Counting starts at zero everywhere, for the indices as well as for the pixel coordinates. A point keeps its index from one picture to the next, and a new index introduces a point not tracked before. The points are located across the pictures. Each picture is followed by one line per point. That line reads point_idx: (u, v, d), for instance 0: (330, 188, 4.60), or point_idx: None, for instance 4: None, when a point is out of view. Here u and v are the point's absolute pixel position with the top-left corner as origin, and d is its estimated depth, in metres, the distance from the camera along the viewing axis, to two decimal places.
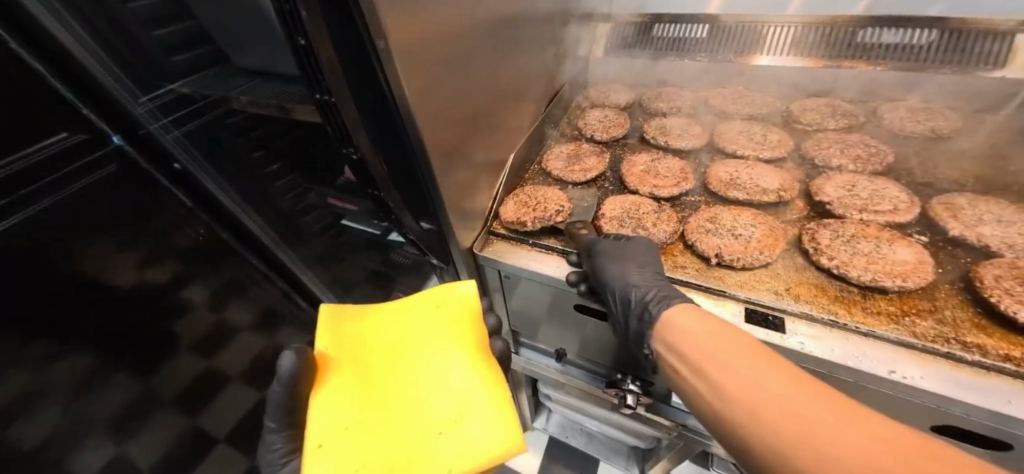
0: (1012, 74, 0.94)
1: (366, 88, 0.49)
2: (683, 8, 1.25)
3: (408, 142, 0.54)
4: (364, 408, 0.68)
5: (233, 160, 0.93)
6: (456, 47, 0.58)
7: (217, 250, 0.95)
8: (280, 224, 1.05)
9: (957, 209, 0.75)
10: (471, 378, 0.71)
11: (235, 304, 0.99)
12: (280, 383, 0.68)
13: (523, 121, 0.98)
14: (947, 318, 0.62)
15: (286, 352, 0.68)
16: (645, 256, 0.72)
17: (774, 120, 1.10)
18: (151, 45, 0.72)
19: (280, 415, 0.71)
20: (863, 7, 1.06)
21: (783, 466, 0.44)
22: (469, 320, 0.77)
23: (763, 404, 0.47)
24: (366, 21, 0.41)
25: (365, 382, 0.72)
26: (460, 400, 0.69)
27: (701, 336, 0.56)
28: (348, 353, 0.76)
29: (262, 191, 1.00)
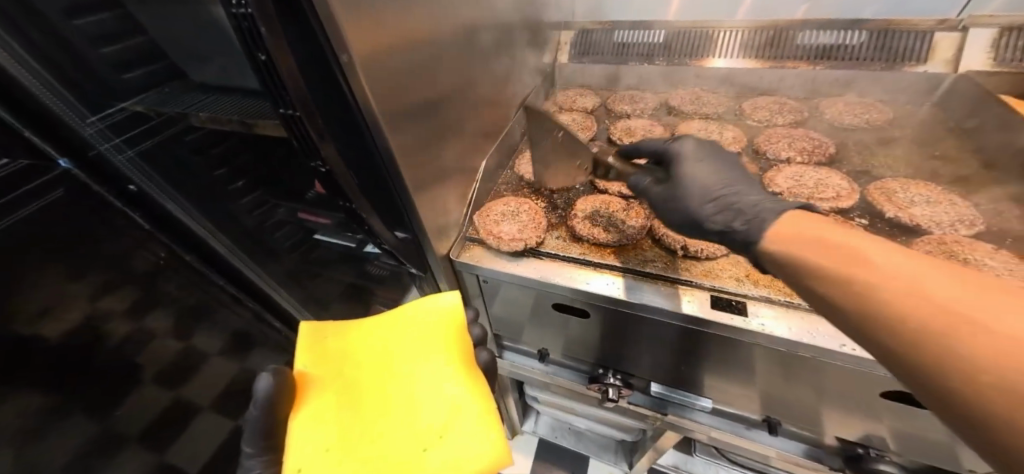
0: (933, 69, 1.04)
1: (331, 98, 0.51)
2: (643, 14, 1.33)
3: (375, 151, 0.57)
4: (352, 425, 0.70)
5: (191, 179, 0.89)
6: (418, 59, 0.60)
7: (177, 271, 0.95)
8: (248, 241, 1.05)
9: (891, 193, 0.82)
10: (457, 389, 0.73)
11: (202, 332, 1.01)
12: (257, 405, 0.69)
13: (493, 127, 1.01)
14: None
15: (262, 374, 0.69)
16: (703, 170, 0.70)
17: (729, 118, 1.17)
18: (98, 63, 0.67)
19: (257, 439, 0.70)
20: (802, 11, 1.17)
21: (917, 351, 0.39)
22: (452, 331, 0.79)
23: (914, 293, 0.40)
24: (329, 35, 0.43)
25: (352, 399, 0.73)
26: (446, 411, 0.71)
27: (829, 235, 0.49)
28: (332, 370, 0.77)
29: (226, 209, 0.97)
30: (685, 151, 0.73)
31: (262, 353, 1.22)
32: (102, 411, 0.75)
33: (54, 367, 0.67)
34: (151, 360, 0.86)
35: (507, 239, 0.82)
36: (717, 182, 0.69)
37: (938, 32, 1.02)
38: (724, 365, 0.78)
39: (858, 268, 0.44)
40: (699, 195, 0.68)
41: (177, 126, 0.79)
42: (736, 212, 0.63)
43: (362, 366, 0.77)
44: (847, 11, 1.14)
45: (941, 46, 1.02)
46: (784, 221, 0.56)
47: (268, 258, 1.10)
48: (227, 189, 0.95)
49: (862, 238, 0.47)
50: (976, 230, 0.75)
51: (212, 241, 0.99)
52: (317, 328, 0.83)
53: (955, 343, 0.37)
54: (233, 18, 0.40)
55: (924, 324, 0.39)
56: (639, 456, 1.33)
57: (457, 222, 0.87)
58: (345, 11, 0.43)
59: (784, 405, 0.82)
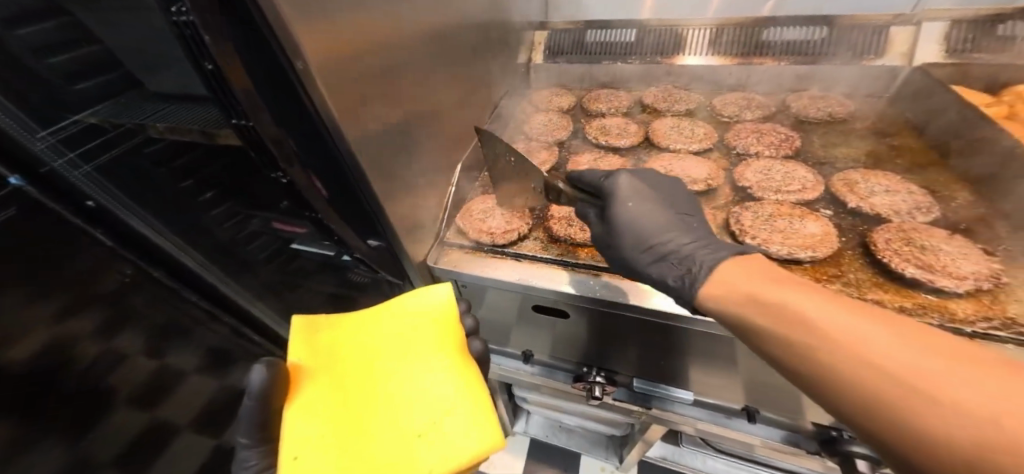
0: (890, 61, 1.08)
1: (291, 108, 0.50)
2: (615, 13, 1.34)
3: (342, 160, 0.56)
4: (344, 418, 0.67)
5: (149, 189, 0.83)
6: (380, 62, 0.59)
7: (143, 289, 0.89)
8: (221, 254, 1.00)
9: (853, 184, 0.85)
10: (450, 382, 0.70)
11: (177, 350, 0.97)
12: (252, 397, 0.67)
13: (467, 130, 1.00)
14: (852, 280, 0.69)
15: (257, 366, 0.66)
16: (642, 213, 0.69)
17: (701, 114, 1.19)
18: (49, 74, 0.63)
19: (252, 430, 0.70)
20: (768, 8, 1.20)
21: (883, 413, 0.39)
22: (447, 323, 0.76)
23: (829, 341, 0.43)
24: (282, 44, 0.42)
25: (343, 392, 0.70)
26: (439, 405, 0.67)
27: (761, 290, 0.49)
28: (324, 363, 0.73)
29: (193, 223, 0.91)
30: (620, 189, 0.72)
31: (243, 367, 1.18)
32: (72, 437, 0.72)
33: (16, 396, 0.63)
34: (123, 382, 0.82)
35: (498, 234, 0.85)
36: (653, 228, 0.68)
37: (892, 26, 1.06)
38: (703, 358, 0.80)
39: (804, 332, 0.44)
40: (633, 243, 0.67)
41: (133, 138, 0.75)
42: (673, 263, 0.63)
43: (354, 360, 0.73)
44: (810, 7, 1.17)
45: (895, 40, 1.07)
46: (722, 278, 0.55)
47: (242, 271, 1.06)
48: (196, 200, 0.88)
49: (773, 287, 0.49)
50: (932, 217, 0.78)
51: (181, 257, 0.95)
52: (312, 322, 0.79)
53: (917, 416, 0.37)
54: (175, 26, 0.40)
55: (881, 397, 0.39)
56: (628, 449, 1.34)
57: (434, 227, 0.86)
58: (296, 15, 0.42)
59: (764, 392, 0.83)
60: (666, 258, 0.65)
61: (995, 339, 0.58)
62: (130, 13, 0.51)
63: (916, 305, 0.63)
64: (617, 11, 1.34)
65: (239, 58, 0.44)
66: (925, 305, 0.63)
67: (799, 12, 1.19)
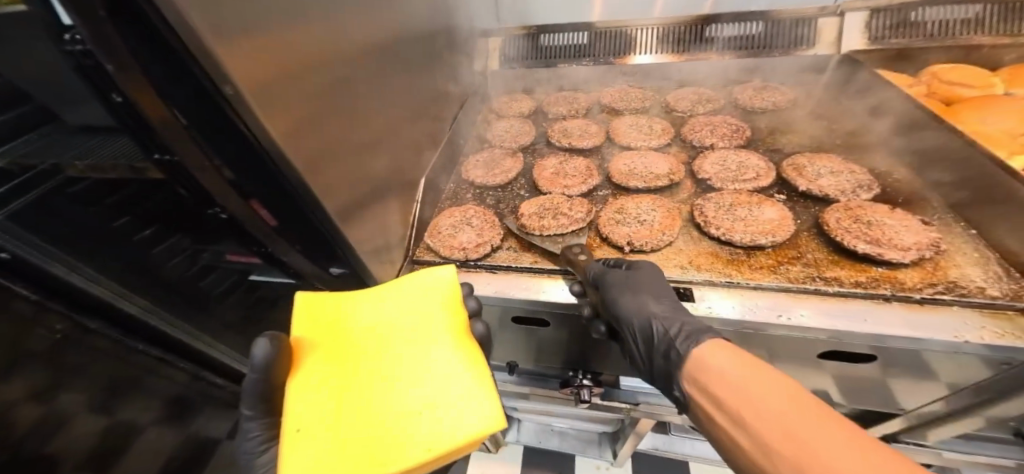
0: (821, 51, 1.16)
1: (221, 136, 0.46)
2: (565, 18, 1.36)
3: (290, 188, 0.52)
4: (344, 397, 0.58)
5: (74, 227, 0.64)
6: (321, 80, 0.57)
7: (77, 345, 0.68)
8: (175, 299, 0.85)
9: (802, 168, 0.90)
10: (458, 359, 0.62)
11: (132, 402, 0.81)
12: (255, 370, 0.59)
13: (427, 142, 0.97)
14: (812, 259, 0.72)
15: (257, 339, 0.59)
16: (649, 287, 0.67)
17: (657, 111, 1.22)
18: None
19: (257, 401, 0.64)
20: (707, 7, 1.26)
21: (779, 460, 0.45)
22: (455, 300, 0.68)
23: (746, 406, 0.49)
24: (205, 73, 0.39)
25: (343, 371, 0.61)
26: (445, 383, 0.60)
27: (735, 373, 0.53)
28: (322, 339, 0.64)
29: (134, 261, 0.74)
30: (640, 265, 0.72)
31: (209, 414, 1.03)
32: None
33: None
34: (68, 450, 0.69)
35: (472, 248, 0.83)
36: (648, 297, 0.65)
37: (820, 18, 1.14)
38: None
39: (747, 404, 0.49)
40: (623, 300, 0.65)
41: (64, 175, 0.59)
42: None
43: (354, 337, 0.64)
44: (743, 4, 1.24)
45: (824, 32, 1.14)
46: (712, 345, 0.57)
47: (198, 315, 0.91)
48: (133, 239, 0.72)
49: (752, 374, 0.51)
50: (874, 193, 0.83)
51: (124, 305, 0.74)
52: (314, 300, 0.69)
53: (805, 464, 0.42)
54: (70, 56, 0.36)
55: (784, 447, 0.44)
56: (621, 444, 1.34)
57: (401, 246, 0.82)
58: (218, 38, 0.39)
59: None
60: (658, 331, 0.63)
61: (940, 302, 0.62)
62: (19, 36, 0.44)
63: (870, 278, 0.67)
64: (567, 16, 1.36)
65: (155, 88, 0.40)
66: (877, 277, 0.67)
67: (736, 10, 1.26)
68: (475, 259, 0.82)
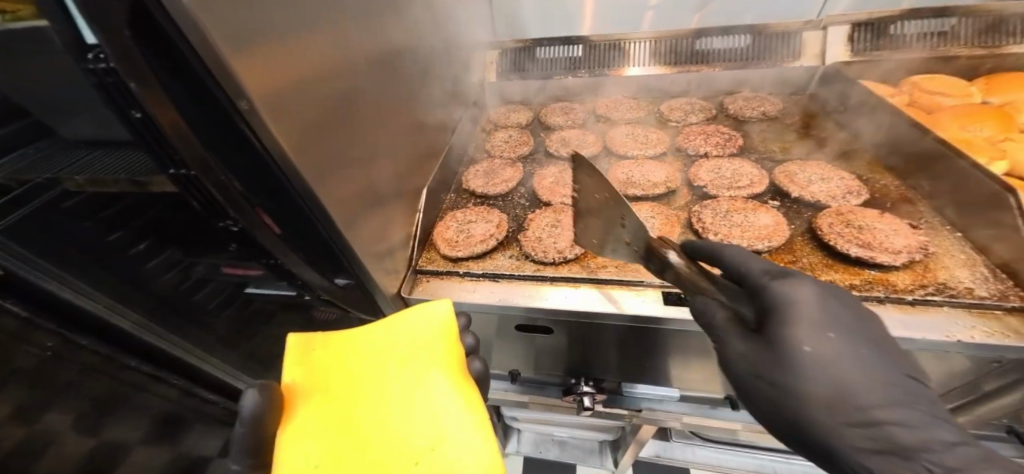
0: (806, 63, 1.20)
1: (236, 152, 0.47)
2: (563, 30, 1.41)
3: (300, 201, 0.53)
4: (338, 440, 0.59)
5: (66, 241, 0.61)
6: (325, 91, 0.57)
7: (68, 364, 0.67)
8: (168, 315, 0.82)
9: (792, 175, 0.93)
10: (451, 395, 0.62)
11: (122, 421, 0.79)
12: (243, 424, 0.60)
13: (427, 152, 0.98)
14: (807, 264, 0.74)
15: (247, 391, 0.61)
16: (846, 358, 0.43)
17: (651, 120, 1.24)
18: None
19: (244, 457, 0.62)
20: (698, 20, 1.33)
21: None
22: (447, 333, 0.67)
23: None
24: (224, 89, 0.40)
25: (338, 411, 0.62)
26: (438, 422, 0.60)
27: None
28: (316, 380, 0.65)
29: (132, 277, 0.72)
30: (805, 310, 0.44)
31: (200, 431, 1.01)
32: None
33: None
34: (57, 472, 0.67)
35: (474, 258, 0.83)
36: (863, 383, 0.41)
37: (804, 31, 1.18)
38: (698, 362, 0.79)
39: None
40: (826, 405, 0.42)
41: (58, 188, 0.58)
42: None
43: (346, 380, 0.64)
44: (732, 18, 1.31)
45: (808, 44, 1.19)
46: None
47: (194, 329, 0.88)
48: (129, 254, 0.69)
49: None
50: (863, 199, 0.86)
51: (114, 319, 0.72)
52: (307, 342, 0.69)
53: None
54: (93, 74, 0.36)
55: None
56: (622, 452, 1.33)
57: (405, 255, 0.82)
58: (233, 53, 0.40)
59: None
60: (895, 451, 0.40)
61: (930, 303, 0.64)
62: (33, 49, 0.45)
63: (863, 281, 0.69)
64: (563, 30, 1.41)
65: (173, 101, 0.40)
66: (870, 280, 0.69)
67: (727, 22, 1.32)
68: (477, 269, 0.82)
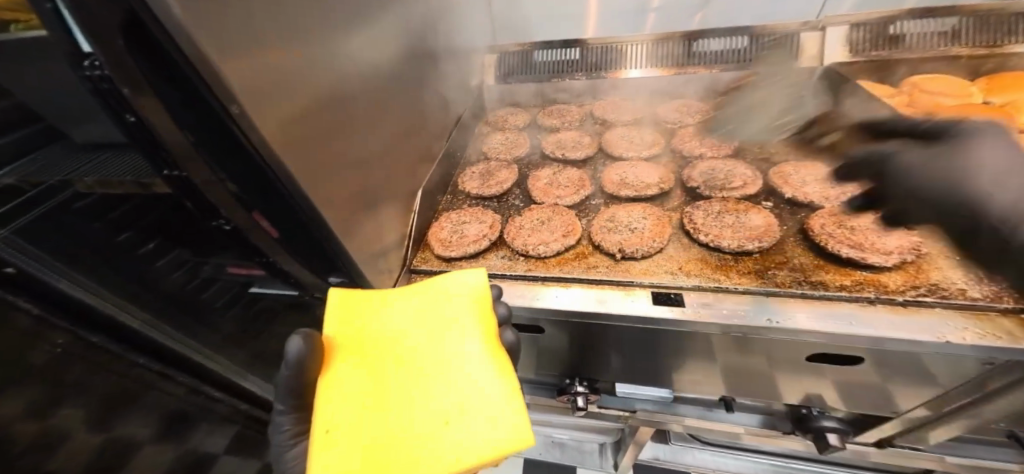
0: (804, 63, 1.19)
1: (229, 158, 0.49)
2: (564, 33, 1.45)
3: (294, 203, 0.55)
4: (370, 400, 0.56)
5: (78, 241, 0.64)
6: (322, 94, 0.59)
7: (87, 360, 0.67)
8: (175, 313, 0.82)
9: (787, 176, 0.93)
10: (486, 369, 0.58)
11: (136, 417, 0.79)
12: (288, 367, 0.58)
13: (424, 153, 0.99)
14: (798, 264, 0.74)
15: (292, 336, 0.58)
16: (953, 161, 0.64)
17: (648, 122, 1.24)
18: None
19: (287, 397, 0.61)
20: (698, 22, 1.34)
21: None
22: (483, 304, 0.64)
23: None
24: (213, 91, 0.41)
25: (373, 371, 0.59)
26: (471, 395, 0.56)
27: None
28: (354, 337, 0.62)
29: (140, 276, 0.75)
30: (904, 154, 0.72)
31: (207, 430, 0.94)
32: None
33: None
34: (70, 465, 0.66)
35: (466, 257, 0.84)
36: (997, 171, 0.59)
37: (802, 32, 1.18)
38: (691, 371, 0.78)
39: None
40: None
41: (70, 190, 0.61)
42: None
43: (382, 341, 0.61)
44: (732, 19, 1.32)
45: (806, 45, 1.18)
46: None
47: (202, 329, 0.89)
48: (137, 253, 0.74)
49: None
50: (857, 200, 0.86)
51: (124, 319, 0.72)
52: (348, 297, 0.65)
53: None
54: (88, 80, 0.39)
55: None
56: (622, 455, 1.33)
57: (399, 255, 0.83)
58: (224, 57, 0.42)
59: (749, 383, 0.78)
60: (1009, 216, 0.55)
61: (922, 304, 0.64)
62: (42, 55, 0.47)
63: (854, 282, 0.69)
64: (566, 31, 1.44)
65: (165, 109, 0.43)
66: (861, 281, 0.69)
67: (726, 23, 1.33)
68: (469, 268, 0.83)
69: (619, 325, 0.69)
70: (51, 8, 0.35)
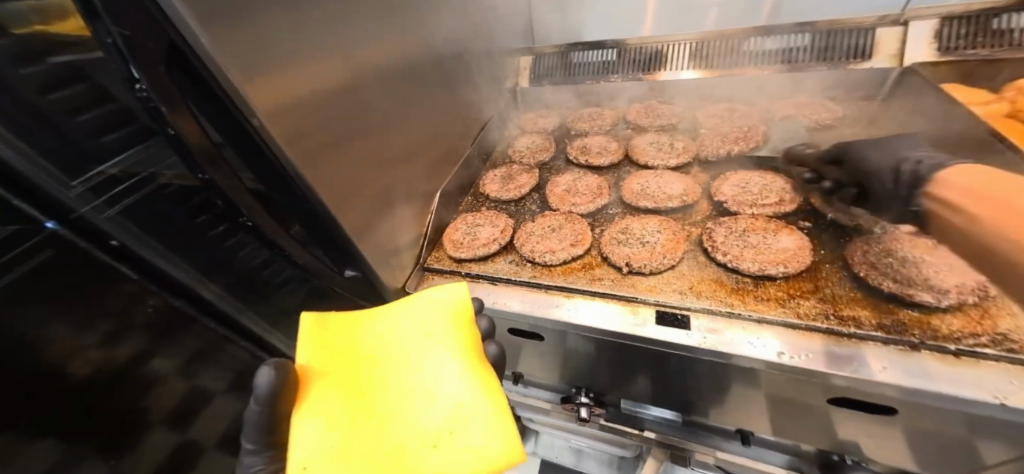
0: (878, 64, 1.04)
1: (258, 163, 0.54)
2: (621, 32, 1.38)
3: (311, 204, 0.60)
4: (356, 420, 0.59)
5: (165, 223, 0.70)
6: (344, 104, 0.64)
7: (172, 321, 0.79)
8: (240, 287, 0.84)
9: (832, 195, 0.83)
10: (471, 385, 0.62)
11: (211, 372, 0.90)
12: (258, 401, 0.59)
13: (447, 154, 1.03)
14: (828, 295, 0.67)
15: (262, 368, 0.59)
16: None
17: (685, 127, 1.17)
18: (73, 132, 0.56)
19: (259, 434, 0.63)
20: (766, 16, 1.20)
21: None
22: (464, 320, 0.68)
23: None
24: (238, 107, 0.47)
25: (352, 393, 0.62)
26: (450, 409, 0.61)
27: None
28: (332, 360, 0.64)
29: (217, 257, 0.78)
30: None
31: None
32: (110, 458, 0.70)
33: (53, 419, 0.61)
34: (159, 404, 0.78)
35: (475, 260, 0.87)
36: None
37: (879, 28, 1.03)
38: (697, 397, 0.74)
39: None
40: None
41: (155, 183, 0.66)
42: None
43: (365, 361, 0.65)
44: (817, 14, 1.16)
45: (884, 42, 1.03)
46: None
47: (267, 306, 0.90)
48: (209, 236, 0.75)
49: None
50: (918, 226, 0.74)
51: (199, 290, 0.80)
52: (322, 321, 0.68)
53: None
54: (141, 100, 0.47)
55: None
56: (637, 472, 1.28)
57: (413, 253, 0.88)
58: (247, 76, 0.46)
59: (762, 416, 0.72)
60: None
61: (981, 356, 0.54)
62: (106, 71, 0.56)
63: (895, 322, 0.60)
64: (619, 30, 1.37)
65: (198, 121, 0.49)
66: (905, 321, 0.60)
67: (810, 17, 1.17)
68: (477, 270, 0.85)
69: (615, 341, 0.67)
70: (111, 44, 0.42)
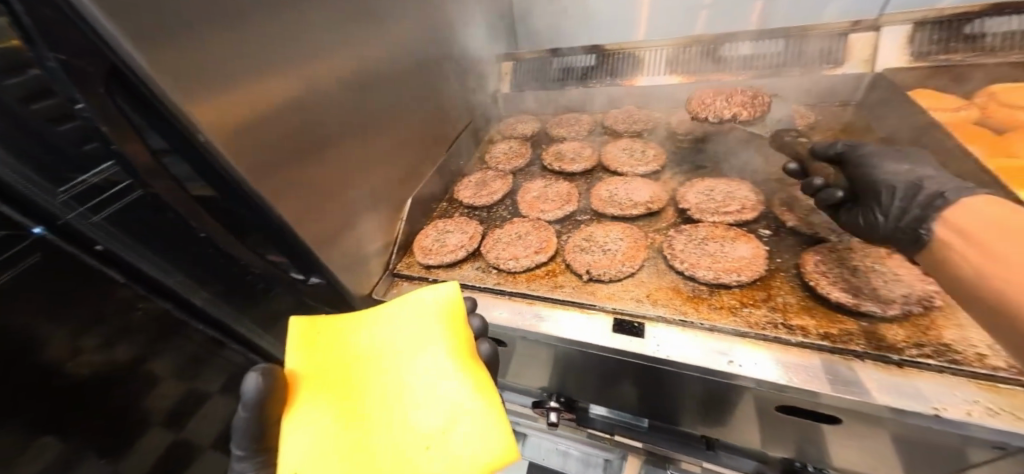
0: (852, 69, 1.04)
1: (212, 175, 0.54)
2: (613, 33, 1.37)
3: (266, 216, 0.61)
4: (347, 426, 0.55)
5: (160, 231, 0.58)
6: (292, 118, 0.66)
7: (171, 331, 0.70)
8: (241, 305, 0.71)
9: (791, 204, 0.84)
10: (465, 386, 0.58)
11: None
12: (246, 407, 0.54)
13: (418, 161, 1.04)
14: (779, 304, 0.67)
15: (251, 371, 0.54)
16: None
17: (660, 133, 1.18)
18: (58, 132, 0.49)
19: (247, 441, 0.57)
20: (757, 22, 1.20)
21: None
22: (456, 319, 0.65)
23: None
24: (181, 123, 0.47)
25: (343, 398, 0.58)
26: (446, 410, 0.57)
27: None
28: (322, 364, 0.61)
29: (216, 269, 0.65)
30: None
31: None
32: None
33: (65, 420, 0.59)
34: None
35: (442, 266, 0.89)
36: None
37: (853, 33, 1.03)
38: (662, 403, 0.75)
39: None
40: None
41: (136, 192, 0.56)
42: None
43: (356, 365, 0.61)
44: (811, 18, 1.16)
45: (854, 47, 1.03)
46: None
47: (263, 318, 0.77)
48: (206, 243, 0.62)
49: None
50: None
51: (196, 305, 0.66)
52: (311, 325, 0.64)
53: None
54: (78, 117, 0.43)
55: None
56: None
57: (381, 261, 0.90)
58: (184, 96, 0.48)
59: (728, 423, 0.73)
60: None
61: (924, 367, 0.54)
62: None
63: (841, 331, 0.61)
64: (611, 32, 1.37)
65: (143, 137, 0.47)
66: (852, 331, 0.61)
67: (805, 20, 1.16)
68: (444, 276, 0.87)
69: (569, 349, 0.68)
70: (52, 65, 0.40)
